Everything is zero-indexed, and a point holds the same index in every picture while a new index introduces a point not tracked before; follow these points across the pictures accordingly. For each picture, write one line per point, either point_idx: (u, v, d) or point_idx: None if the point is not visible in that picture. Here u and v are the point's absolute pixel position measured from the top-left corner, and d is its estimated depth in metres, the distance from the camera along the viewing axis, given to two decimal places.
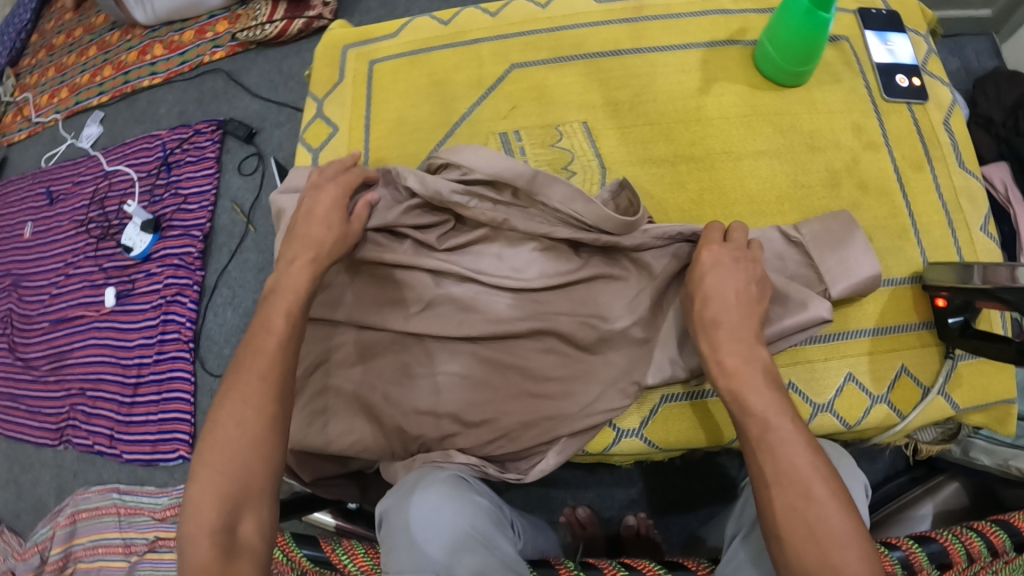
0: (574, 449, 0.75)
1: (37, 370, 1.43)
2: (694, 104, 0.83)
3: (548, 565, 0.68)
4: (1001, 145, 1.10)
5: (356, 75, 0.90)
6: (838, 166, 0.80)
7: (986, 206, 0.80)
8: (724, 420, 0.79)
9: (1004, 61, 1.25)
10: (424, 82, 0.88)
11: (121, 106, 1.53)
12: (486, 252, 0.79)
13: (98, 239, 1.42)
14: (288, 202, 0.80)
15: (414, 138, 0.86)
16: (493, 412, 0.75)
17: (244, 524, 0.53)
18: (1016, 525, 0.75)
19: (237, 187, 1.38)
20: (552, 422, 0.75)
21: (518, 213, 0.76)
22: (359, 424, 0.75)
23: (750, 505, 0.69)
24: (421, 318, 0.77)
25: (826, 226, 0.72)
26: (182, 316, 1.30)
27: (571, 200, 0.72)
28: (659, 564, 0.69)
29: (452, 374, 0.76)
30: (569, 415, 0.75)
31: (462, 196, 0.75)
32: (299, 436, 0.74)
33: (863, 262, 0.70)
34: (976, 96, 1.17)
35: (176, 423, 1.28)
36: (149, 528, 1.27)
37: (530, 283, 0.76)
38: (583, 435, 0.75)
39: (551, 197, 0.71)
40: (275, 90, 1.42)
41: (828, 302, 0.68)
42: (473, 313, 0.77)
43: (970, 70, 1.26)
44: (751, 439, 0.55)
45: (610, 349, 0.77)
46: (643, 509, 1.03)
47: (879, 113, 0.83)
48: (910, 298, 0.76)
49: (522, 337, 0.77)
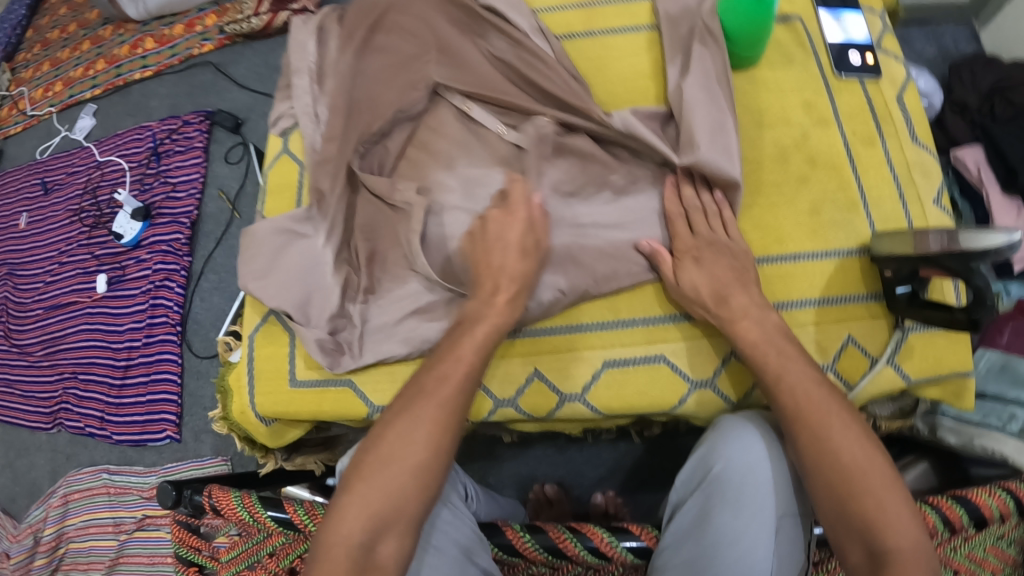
0: (309, 309, 0.75)
1: (33, 356, 1.46)
2: (647, 85, 0.83)
3: (498, 528, 0.70)
4: (976, 128, 1.20)
5: (319, 99, 0.85)
6: (787, 142, 0.81)
7: (938, 179, 0.81)
8: (664, 387, 0.70)
9: (982, 45, 1.36)
10: (388, 51, 0.84)
11: (115, 99, 1.59)
12: (306, 264, 0.76)
13: (92, 227, 1.46)
14: (299, 232, 0.78)
15: (369, 111, 0.82)
16: (316, 266, 0.76)
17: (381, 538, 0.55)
18: (974, 499, 0.74)
19: (224, 176, 1.44)
20: (329, 262, 0.77)
21: (313, 269, 0.76)
22: (266, 358, 0.78)
23: (695, 465, 0.69)
24: (273, 279, 0.75)
25: (744, 491, 0.63)
26: (170, 300, 1.35)
27: (317, 269, 0.76)
28: (606, 529, 0.68)
29: (317, 261, 0.76)
30: (323, 252, 0.77)
31: (270, 293, 0.74)
32: (268, 248, 0.76)
33: (706, 471, 0.67)
34: (953, 82, 1.29)
35: (164, 403, 1.32)
36: (137, 506, 1.31)
37: (329, 284, 0.76)
38: (306, 245, 0.77)
39: (302, 279, 0.75)
40: (261, 82, 1.48)
41: (706, 464, 0.67)
42: (307, 262, 0.76)
43: (947, 56, 1.37)
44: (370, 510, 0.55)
45: (378, 269, 0.77)
46: (612, 487, 1.06)
47: (830, 90, 0.84)
48: (859, 269, 0.76)
49: (327, 249, 0.77)
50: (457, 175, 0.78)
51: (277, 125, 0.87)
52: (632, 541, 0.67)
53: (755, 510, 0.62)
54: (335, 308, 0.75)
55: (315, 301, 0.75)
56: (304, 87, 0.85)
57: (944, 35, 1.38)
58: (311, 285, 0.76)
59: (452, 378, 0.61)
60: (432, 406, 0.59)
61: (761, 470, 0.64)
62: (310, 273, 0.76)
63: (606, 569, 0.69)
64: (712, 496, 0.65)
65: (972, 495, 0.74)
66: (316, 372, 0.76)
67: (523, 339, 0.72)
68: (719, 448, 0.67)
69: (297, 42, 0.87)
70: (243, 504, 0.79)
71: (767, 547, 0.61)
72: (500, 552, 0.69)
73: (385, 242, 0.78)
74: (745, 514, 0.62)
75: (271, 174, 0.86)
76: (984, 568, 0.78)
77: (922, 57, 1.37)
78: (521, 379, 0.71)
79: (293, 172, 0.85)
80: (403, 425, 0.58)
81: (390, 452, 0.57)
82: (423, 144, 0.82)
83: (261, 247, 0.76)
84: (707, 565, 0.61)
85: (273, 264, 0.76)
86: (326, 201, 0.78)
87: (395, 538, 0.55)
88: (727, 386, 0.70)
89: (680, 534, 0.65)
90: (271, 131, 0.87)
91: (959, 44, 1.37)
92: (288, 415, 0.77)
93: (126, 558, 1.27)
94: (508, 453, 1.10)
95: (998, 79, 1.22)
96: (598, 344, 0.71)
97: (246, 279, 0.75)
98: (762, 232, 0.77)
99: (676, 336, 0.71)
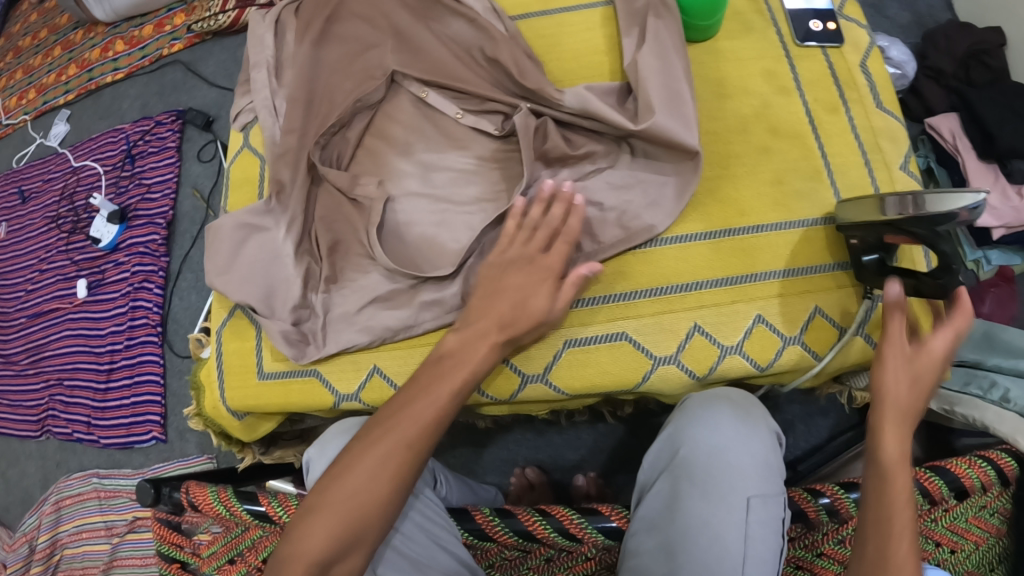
0: (275, 304, 0.75)
1: (18, 365, 1.46)
2: (602, 60, 0.82)
3: (468, 515, 0.70)
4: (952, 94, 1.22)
5: (278, 90, 0.84)
6: (747, 112, 0.81)
7: (906, 144, 0.80)
8: (628, 365, 0.70)
9: (956, 12, 1.36)
10: (347, 39, 0.84)
11: (88, 103, 1.58)
12: (270, 261, 0.77)
13: (69, 233, 1.46)
14: (260, 229, 0.78)
15: (325, 100, 0.82)
16: (278, 262, 0.77)
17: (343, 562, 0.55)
18: (953, 471, 0.75)
19: (197, 174, 1.43)
20: (291, 257, 0.77)
21: (276, 265, 0.76)
22: (231, 352, 0.78)
23: (664, 450, 0.69)
24: (235, 275, 0.75)
25: (711, 473, 0.63)
26: (150, 301, 1.35)
27: (281, 265, 0.77)
28: (575, 510, 0.68)
29: (280, 258, 0.77)
30: (283, 246, 0.77)
31: (233, 289, 0.75)
32: (230, 245, 0.77)
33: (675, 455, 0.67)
34: (926, 48, 1.28)
35: (149, 405, 1.32)
36: (128, 508, 1.31)
37: (292, 278, 0.76)
38: (267, 241, 0.77)
39: (265, 274, 0.76)
40: (230, 79, 1.48)
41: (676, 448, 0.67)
42: (269, 257, 0.77)
43: (922, 23, 1.36)
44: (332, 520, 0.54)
45: (341, 258, 0.77)
46: (592, 468, 1.07)
47: (791, 59, 0.83)
48: (825, 239, 0.75)
49: (287, 240, 0.77)
50: (414, 161, 0.80)
51: (237, 120, 0.87)
52: (603, 522, 0.67)
53: (723, 492, 0.62)
54: (298, 302, 0.75)
55: (279, 296, 0.76)
56: (262, 79, 0.84)
57: (918, 1, 1.38)
58: (274, 283, 0.76)
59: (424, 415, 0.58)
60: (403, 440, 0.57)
61: (729, 452, 0.64)
62: (274, 269, 0.76)
63: (579, 551, 0.69)
64: (679, 479, 0.65)
65: (949, 467, 0.75)
66: (284, 363, 0.76)
67: None
68: (687, 431, 0.67)
69: (254, 35, 0.86)
70: (219, 499, 0.79)
71: (736, 530, 0.60)
72: (471, 537, 0.69)
73: (345, 232, 0.78)
74: (713, 496, 0.62)
75: (233, 169, 0.86)
76: (966, 540, 0.77)
77: (896, 25, 1.37)
78: None
79: (253, 166, 0.85)
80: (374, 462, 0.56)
81: (357, 485, 0.56)
82: (381, 132, 0.82)
83: (221, 245, 0.77)
84: (677, 550, 0.61)
85: (235, 261, 0.76)
86: (287, 192, 0.78)
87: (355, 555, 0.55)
88: (693, 362, 0.70)
89: (650, 520, 0.65)
90: (231, 126, 0.87)
91: (933, 11, 1.37)
92: (257, 409, 0.77)
93: (119, 561, 1.27)
94: (488, 439, 1.10)
95: (971, 44, 1.21)
96: (560, 324, 0.71)
97: (211, 276, 0.76)
98: (723, 205, 0.76)
99: (637, 315, 0.71)
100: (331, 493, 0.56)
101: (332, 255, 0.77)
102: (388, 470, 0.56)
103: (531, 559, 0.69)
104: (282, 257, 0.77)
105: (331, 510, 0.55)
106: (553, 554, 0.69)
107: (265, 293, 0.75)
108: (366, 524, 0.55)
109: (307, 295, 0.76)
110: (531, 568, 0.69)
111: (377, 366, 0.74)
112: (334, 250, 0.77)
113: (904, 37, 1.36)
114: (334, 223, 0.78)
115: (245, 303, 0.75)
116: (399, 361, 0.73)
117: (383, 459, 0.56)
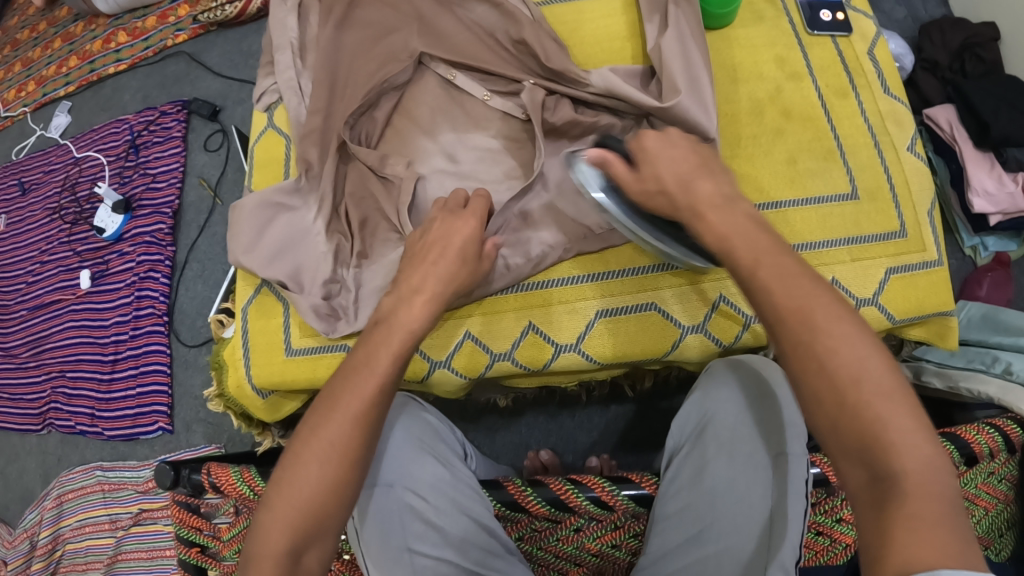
0: (309, 280, 0.76)
1: (18, 358, 1.43)
2: (623, 45, 0.84)
3: (499, 486, 0.70)
4: (948, 85, 1.26)
5: (302, 72, 0.85)
6: (762, 96, 0.83)
7: (911, 128, 0.83)
8: (658, 335, 0.71)
9: (950, 9, 1.40)
10: (369, 24, 0.85)
11: (88, 95, 1.57)
12: (301, 238, 0.77)
13: (72, 224, 1.44)
14: (289, 207, 0.78)
15: (348, 80, 0.83)
16: (309, 240, 0.77)
17: (308, 553, 0.50)
18: (965, 437, 0.77)
19: (202, 164, 1.43)
20: (321, 234, 0.77)
21: (308, 244, 0.77)
22: (254, 327, 0.78)
23: (690, 418, 0.70)
24: (265, 252, 0.75)
25: (733, 432, 0.65)
26: (156, 291, 1.34)
27: (312, 243, 0.77)
28: (607, 480, 0.69)
29: (313, 236, 0.77)
30: (313, 224, 0.78)
31: (265, 266, 0.75)
32: (259, 223, 0.77)
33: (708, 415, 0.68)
34: (922, 42, 1.32)
35: (155, 395, 1.31)
36: (133, 501, 1.28)
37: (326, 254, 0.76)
38: (295, 218, 0.78)
39: (297, 252, 0.76)
40: (236, 69, 1.48)
41: (705, 412, 0.69)
42: (299, 234, 0.77)
43: (917, 18, 1.41)
44: (288, 505, 0.50)
45: (371, 236, 0.78)
46: (604, 450, 1.09)
47: (802, 46, 0.86)
48: (838, 216, 0.78)
49: (317, 219, 0.78)
50: (441, 141, 0.81)
51: (261, 101, 0.87)
52: (633, 489, 0.69)
53: (748, 452, 0.63)
54: (332, 278, 0.76)
55: (309, 272, 0.76)
56: (286, 62, 0.85)
57: None
58: (306, 259, 0.76)
59: (363, 390, 0.53)
60: (349, 419, 0.52)
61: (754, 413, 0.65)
62: (305, 246, 0.77)
63: (609, 520, 0.69)
64: (707, 443, 0.67)
65: (961, 433, 0.78)
66: (312, 340, 0.76)
67: (514, 294, 0.73)
68: (712, 396, 0.69)
69: (274, 18, 0.87)
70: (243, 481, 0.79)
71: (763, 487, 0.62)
72: (502, 508, 0.69)
73: (376, 209, 0.79)
74: (739, 456, 0.64)
75: (257, 149, 0.86)
76: (977, 506, 0.79)
77: (893, 21, 1.41)
78: (515, 333, 0.72)
79: (279, 145, 0.85)
80: (319, 450, 0.51)
81: (308, 465, 0.51)
82: (406, 112, 0.83)
83: (247, 222, 0.76)
84: (704, 510, 0.63)
85: (264, 238, 0.76)
86: (314, 169, 0.78)
87: (321, 544, 0.51)
88: (720, 331, 0.72)
89: (676, 488, 0.67)
90: (255, 107, 0.88)
91: (927, 6, 1.41)
92: (287, 385, 0.77)
93: (123, 555, 1.24)
94: (500, 423, 1.11)
95: (966, 37, 1.25)
96: (591, 296, 0.72)
97: (238, 253, 0.76)
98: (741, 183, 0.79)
99: (664, 284, 0.72)
100: (284, 485, 0.51)
101: (363, 233, 0.78)
102: (336, 451, 0.51)
103: (561, 529, 0.70)
104: (311, 235, 0.77)
105: (285, 499, 0.50)
106: (582, 525, 0.69)
107: (298, 271, 0.76)
108: (326, 512, 0.50)
109: (340, 272, 0.77)
110: (560, 539, 0.70)
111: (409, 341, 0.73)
112: (365, 227, 0.78)
113: (900, 32, 1.40)
114: (364, 201, 0.79)
115: (275, 278, 0.75)
116: (430, 334, 0.73)
117: (330, 440, 0.51)
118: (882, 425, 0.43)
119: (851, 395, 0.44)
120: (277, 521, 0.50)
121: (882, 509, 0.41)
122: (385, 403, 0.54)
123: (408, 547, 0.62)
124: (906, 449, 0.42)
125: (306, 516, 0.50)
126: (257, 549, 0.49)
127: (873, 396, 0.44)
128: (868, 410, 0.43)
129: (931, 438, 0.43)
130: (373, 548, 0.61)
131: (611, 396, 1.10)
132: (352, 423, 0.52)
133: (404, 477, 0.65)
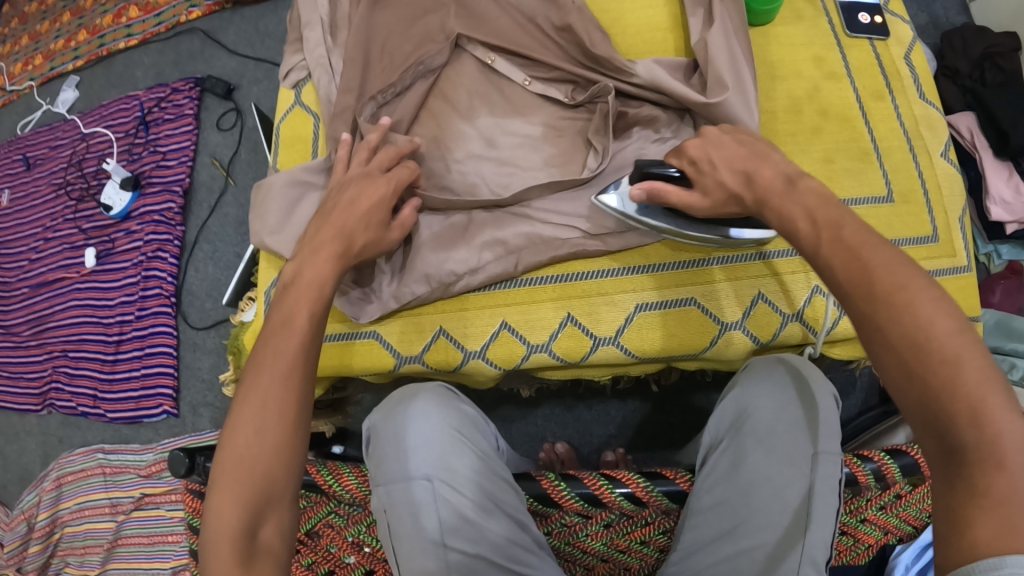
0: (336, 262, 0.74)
1: (19, 337, 1.40)
2: (664, 37, 0.84)
3: (531, 478, 0.69)
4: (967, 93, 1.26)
5: (334, 51, 0.83)
6: (800, 94, 0.83)
7: (945, 133, 0.83)
8: (694, 330, 0.71)
9: (970, 17, 1.41)
10: (404, 4, 0.83)
11: (97, 70, 1.53)
12: None
13: (78, 201, 1.41)
14: (314, 189, 0.77)
15: (382, 61, 0.81)
16: None
17: (265, 526, 0.47)
18: None
19: (215, 143, 1.41)
20: None
21: None
22: None
23: (729, 412, 0.69)
24: (291, 234, 0.74)
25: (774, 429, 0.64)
26: (164, 271, 1.32)
27: None
28: (642, 476, 0.68)
29: None
30: None
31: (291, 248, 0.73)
32: (286, 205, 0.75)
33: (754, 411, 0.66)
34: (943, 48, 1.32)
35: (160, 376, 1.28)
36: (134, 485, 1.25)
37: None
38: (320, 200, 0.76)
39: None
40: (252, 48, 1.45)
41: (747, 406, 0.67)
42: None
43: (938, 24, 1.41)
44: (227, 479, 0.47)
45: None
46: (620, 445, 1.08)
47: (841, 47, 0.86)
48: (872, 217, 0.78)
49: None
50: (476, 125, 0.79)
51: (289, 78, 0.86)
52: (667, 485, 0.67)
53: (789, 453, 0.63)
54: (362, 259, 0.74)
55: None
56: (317, 39, 0.83)
57: (935, 4, 1.42)
58: None
59: (288, 346, 0.52)
60: (276, 376, 0.50)
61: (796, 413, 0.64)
62: None
63: (639, 516, 0.69)
64: (744, 440, 0.66)
65: None
66: (340, 325, 0.75)
67: (549, 284, 0.73)
68: (751, 392, 0.67)
69: None
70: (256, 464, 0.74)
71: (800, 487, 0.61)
72: (535, 503, 0.69)
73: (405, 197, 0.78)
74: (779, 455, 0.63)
75: (284, 127, 0.84)
76: None
77: (915, 26, 1.41)
78: (554, 324, 0.72)
79: (307, 124, 0.84)
80: (252, 415, 0.48)
81: (239, 434, 0.48)
82: (442, 95, 0.82)
83: (271, 205, 0.75)
84: (738, 508, 0.63)
85: (289, 220, 0.75)
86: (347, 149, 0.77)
87: (276, 515, 0.48)
88: (757, 328, 0.71)
89: (713, 483, 0.66)
90: (282, 84, 0.86)
91: (949, 13, 1.42)
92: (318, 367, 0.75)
93: (125, 540, 1.22)
94: (516, 414, 1.10)
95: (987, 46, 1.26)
96: (630, 288, 0.72)
97: (264, 234, 0.75)
98: None
99: (700, 279, 0.72)
100: (226, 461, 0.48)
101: None
102: (273, 415, 0.49)
103: (590, 525, 0.69)
104: None
105: (228, 473, 0.48)
106: (612, 521, 0.69)
107: None
108: (271, 477, 0.48)
109: None
110: (589, 534, 0.70)
111: (443, 329, 0.73)
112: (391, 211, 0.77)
113: (922, 37, 1.41)
114: None
115: None
116: (464, 323, 0.73)
117: (262, 406, 0.49)
118: (951, 388, 0.40)
119: (915, 363, 0.42)
120: (223, 501, 0.47)
121: (950, 486, 0.39)
122: (312, 357, 0.53)
123: (442, 541, 0.61)
124: (979, 417, 0.39)
125: (250, 488, 0.47)
126: (211, 533, 0.46)
127: (938, 365, 0.41)
128: (937, 382, 0.41)
129: (1010, 406, 0.39)
130: (411, 540, 0.61)
131: (631, 390, 1.09)
132: (286, 384, 0.50)
133: (440, 469, 0.63)
